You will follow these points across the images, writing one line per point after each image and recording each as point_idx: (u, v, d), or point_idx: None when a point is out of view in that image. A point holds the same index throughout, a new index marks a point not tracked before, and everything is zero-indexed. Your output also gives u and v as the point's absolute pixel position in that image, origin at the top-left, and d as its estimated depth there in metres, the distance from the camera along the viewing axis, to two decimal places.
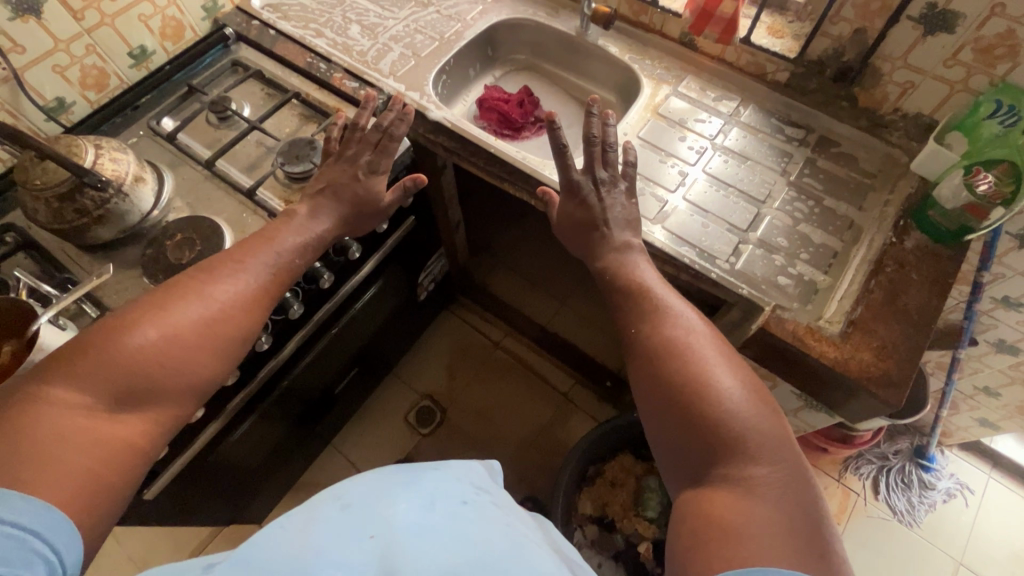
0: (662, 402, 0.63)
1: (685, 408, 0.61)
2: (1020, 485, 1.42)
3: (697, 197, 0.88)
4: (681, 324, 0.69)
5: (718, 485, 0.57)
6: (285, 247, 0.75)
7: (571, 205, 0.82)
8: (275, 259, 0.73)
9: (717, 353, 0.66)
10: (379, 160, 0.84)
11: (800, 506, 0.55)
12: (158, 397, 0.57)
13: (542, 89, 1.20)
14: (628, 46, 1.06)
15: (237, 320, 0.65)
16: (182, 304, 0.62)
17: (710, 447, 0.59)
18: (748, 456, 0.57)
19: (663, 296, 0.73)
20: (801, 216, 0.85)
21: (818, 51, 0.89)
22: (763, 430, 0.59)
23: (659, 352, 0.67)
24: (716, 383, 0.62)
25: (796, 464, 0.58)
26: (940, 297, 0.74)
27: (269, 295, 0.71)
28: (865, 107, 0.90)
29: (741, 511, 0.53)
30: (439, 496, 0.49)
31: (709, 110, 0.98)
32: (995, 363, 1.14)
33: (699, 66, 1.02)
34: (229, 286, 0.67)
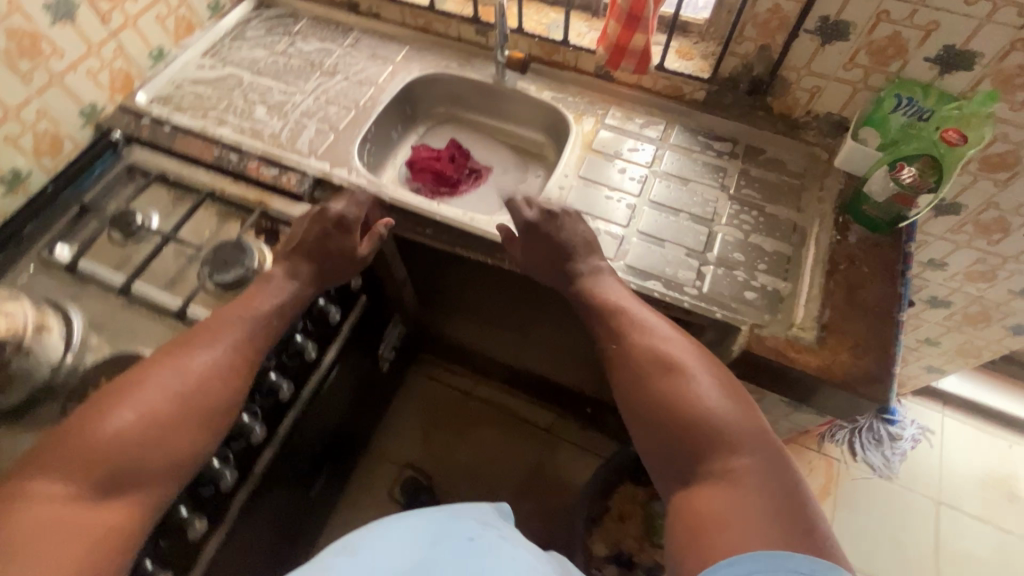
0: (644, 411, 0.63)
1: (666, 411, 0.62)
2: (970, 416, 1.54)
3: (649, 226, 0.89)
4: (649, 330, 0.70)
5: (707, 482, 0.56)
6: (252, 311, 0.72)
7: (527, 246, 0.81)
8: (247, 320, 0.71)
9: (688, 356, 0.66)
10: (326, 250, 0.79)
11: (784, 490, 0.55)
12: (138, 478, 0.57)
13: (469, 139, 1.15)
14: (547, 85, 1.06)
15: (216, 390, 0.64)
16: (159, 380, 0.62)
17: (693, 446, 0.59)
18: (729, 448, 0.57)
19: (629, 306, 0.73)
20: (750, 228, 0.88)
21: (729, 69, 0.93)
22: (739, 422, 0.59)
23: (633, 362, 0.67)
24: (691, 384, 0.62)
25: (779, 453, 0.58)
26: (892, 282, 0.79)
27: (249, 356, 0.69)
28: (780, 113, 0.95)
29: (729, 501, 0.54)
30: (444, 534, 0.51)
31: (640, 137, 0.99)
32: (932, 316, 1.23)
33: (620, 95, 1.03)
34: (207, 353, 0.66)
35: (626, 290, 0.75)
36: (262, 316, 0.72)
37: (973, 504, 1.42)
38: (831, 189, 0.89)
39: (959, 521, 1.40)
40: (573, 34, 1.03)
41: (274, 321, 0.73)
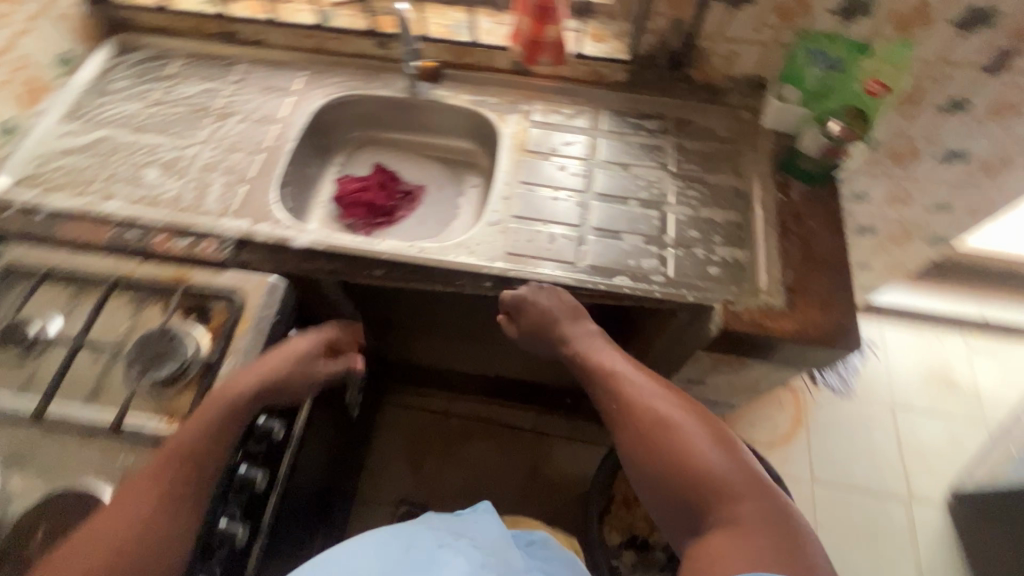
0: (644, 463, 0.63)
1: (665, 464, 0.61)
2: (904, 322, 1.68)
3: (602, 220, 0.87)
4: (640, 381, 0.70)
5: (714, 533, 0.55)
6: (190, 434, 0.63)
7: (520, 323, 0.80)
8: (185, 449, 0.62)
9: (681, 406, 0.66)
10: (285, 354, 0.72)
11: (787, 535, 0.54)
12: None
13: (392, 159, 1.07)
14: (465, 89, 1.00)
15: (151, 547, 0.57)
16: (93, 540, 0.56)
17: (697, 498, 0.58)
18: (732, 496, 0.57)
19: (614, 364, 0.72)
20: (699, 203, 0.88)
21: (646, 47, 0.92)
22: (737, 469, 0.59)
23: (626, 419, 0.66)
24: (687, 435, 0.62)
25: (778, 497, 0.57)
26: (839, 231, 0.82)
27: (191, 490, 0.61)
28: (700, 82, 0.96)
29: (735, 544, 0.53)
30: (420, 540, 0.64)
31: (571, 129, 0.96)
32: (862, 243, 1.31)
33: (542, 88, 1.00)
34: (144, 497, 0.59)
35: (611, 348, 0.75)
36: (196, 438, 0.63)
37: (921, 401, 1.57)
38: (765, 150, 0.91)
39: (913, 418, 1.54)
40: (481, 33, 0.98)
41: (215, 439, 0.63)
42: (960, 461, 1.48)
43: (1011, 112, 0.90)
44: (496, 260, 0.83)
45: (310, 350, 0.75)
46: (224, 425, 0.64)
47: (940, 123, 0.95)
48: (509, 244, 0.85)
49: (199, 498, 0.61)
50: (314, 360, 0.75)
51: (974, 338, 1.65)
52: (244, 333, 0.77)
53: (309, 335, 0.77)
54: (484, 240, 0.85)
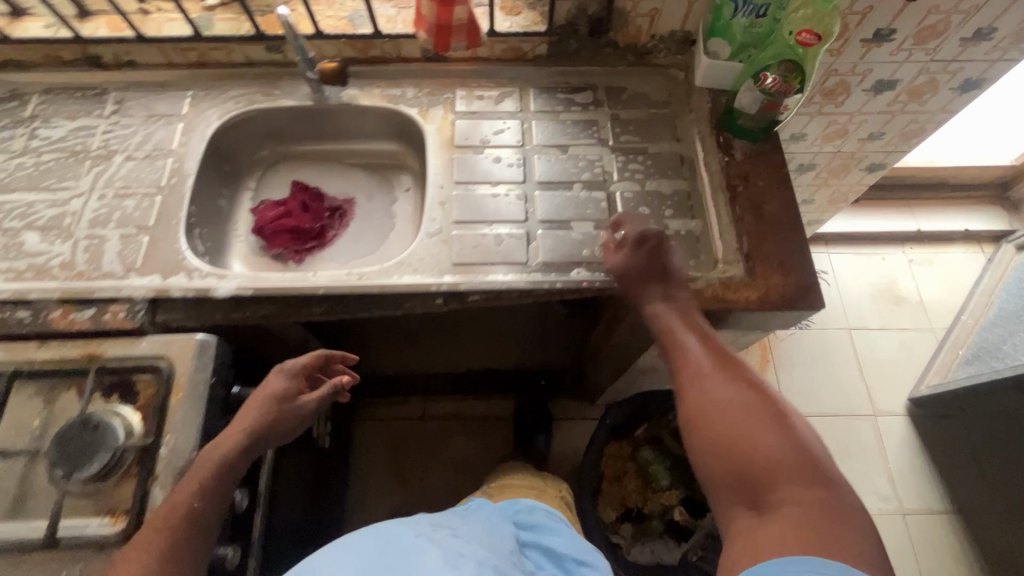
0: (702, 431, 0.61)
1: (724, 442, 0.58)
2: (848, 246, 1.73)
3: (548, 211, 0.82)
4: (712, 347, 0.66)
5: (763, 516, 0.53)
6: (184, 494, 0.61)
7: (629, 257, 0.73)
8: (181, 510, 0.60)
9: (752, 388, 0.61)
10: (268, 401, 0.70)
11: (845, 529, 0.50)
12: None
13: (313, 173, 0.98)
14: (377, 87, 0.91)
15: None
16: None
17: (751, 481, 0.56)
18: (786, 479, 0.54)
19: (681, 333, 0.67)
20: (643, 176, 0.85)
21: (563, 15, 0.85)
22: (799, 455, 0.55)
23: (689, 392, 0.63)
24: (751, 418, 0.58)
25: (839, 491, 0.53)
26: (788, 185, 0.79)
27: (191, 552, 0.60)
28: (626, 45, 0.90)
29: (782, 532, 0.51)
30: (397, 536, 0.64)
31: (500, 115, 0.90)
32: (804, 181, 1.31)
33: (461, 74, 0.92)
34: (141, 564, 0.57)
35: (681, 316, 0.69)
36: (191, 497, 0.61)
37: (873, 319, 1.64)
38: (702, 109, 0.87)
39: (870, 337, 1.61)
40: (381, 21, 0.88)
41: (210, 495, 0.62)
42: (916, 370, 1.56)
43: (931, 36, 0.90)
44: (443, 274, 0.77)
45: (288, 388, 0.72)
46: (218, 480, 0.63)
47: (866, 56, 0.94)
48: (453, 254, 0.79)
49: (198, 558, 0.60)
50: (295, 395, 0.73)
51: (914, 250, 1.73)
52: (178, 405, 0.69)
53: (284, 370, 0.74)
54: (427, 254, 0.79)
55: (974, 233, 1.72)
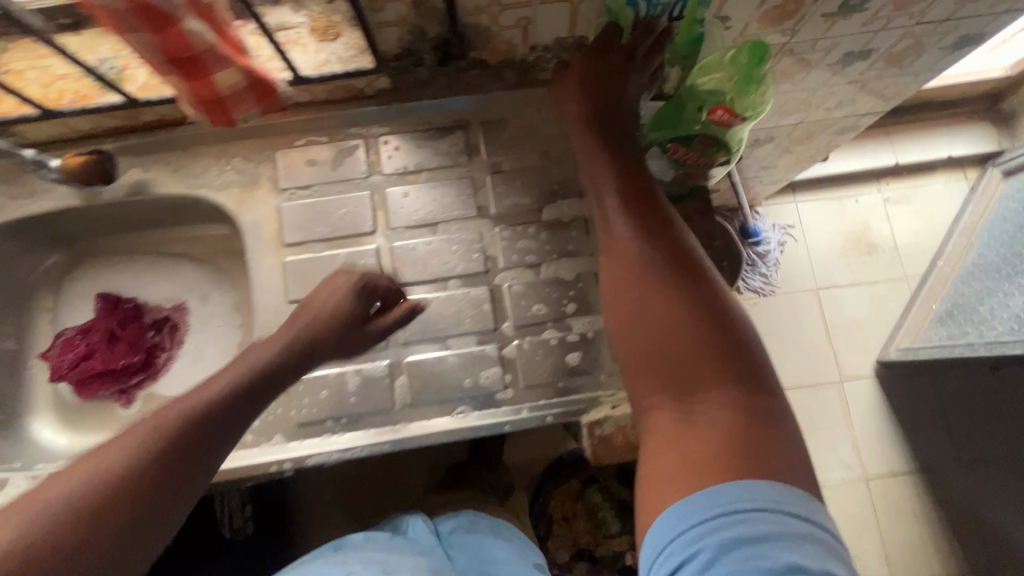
0: (624, 304, 0.46)
1: (644, 328, 0.44)
2: (818, 189, 1.52)
3: (417, 328, 0.63)
4: (652, 200, 0.50)
5: (676, 418, 0.41)
6: (122, 474, 0.41)
7: (597, 61, 0.55)
8: (110, 509, 0.39)
9: (688, 264, 0.46)
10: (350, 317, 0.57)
11: (771, 440, 0.39)
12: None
13: (122, 273, 0.74)
14: (169, 167, 0.66)
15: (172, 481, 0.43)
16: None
17: (671, 375, 0.43)
18: (711, 378, 0.42)
19: (611, 195, 0.51)
20: (537, 258, 0.65)
21: (395, 43, 0.58)
22: (734, 345, 0.43)
23: (611, 265, 0.48)
24: (682, 300, 0.44)
25: (770, 401, 0.42)
26: (724, 276, 0.61)
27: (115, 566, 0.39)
28: (500, 62, 0.64)
29: (699, 444, 0.39)
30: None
31: (341, 188, 0.66)
32: (762, 152, 1.09)
33: (282, 129, 0.67)
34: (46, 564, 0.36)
35: (615, 170, 0.52)
36: (221, 397, 0.48)
37: (843, 274, 1.49)
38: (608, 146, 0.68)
39: (838, 295, 1.47)
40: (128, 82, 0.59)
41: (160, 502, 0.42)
42: (887, 327, 1.45)
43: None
44: (287, 444, 0.60)
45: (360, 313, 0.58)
46: (183, 458, 0.44)
47: (829, 31, 0.69)
48: (297, 412, 0.60)
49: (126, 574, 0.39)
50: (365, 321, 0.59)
51: (890, 186, 1.53)
52: None
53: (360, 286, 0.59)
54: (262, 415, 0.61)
55: (957, 158, 1.51)
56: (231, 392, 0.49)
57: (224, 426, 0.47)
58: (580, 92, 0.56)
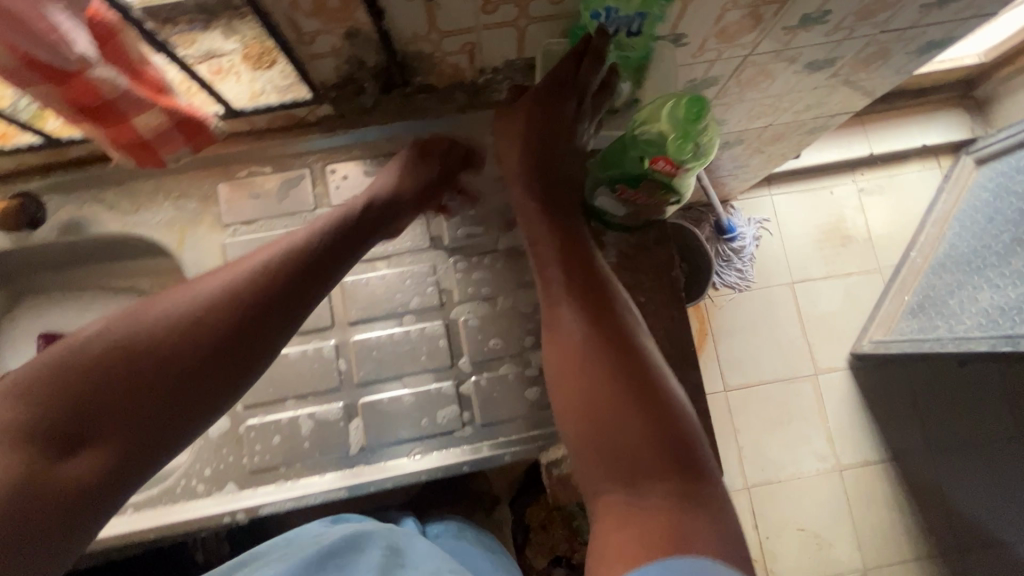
0: (568, 384, 0.47)
1: (589, 413, 0.45)
2: (794, 180, 1.48)
3: (371, 368, 0.61)
4: (594, 276, 0.51)
5: (623, 505, 0.41)
6: (187, 316, 0.45)
7: (534, 104, 0.54)
8: (176, 339, 0.44)
9: (626, 346, 0.47)
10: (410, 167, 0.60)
11: (708, 525, 0.40)
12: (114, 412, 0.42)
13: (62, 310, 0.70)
14: (103, 203, 0.63)
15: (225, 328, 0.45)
16: (47, 410, 0.40)
17: (613, 459, 0.43)
18: (651, 459, 0.42)
19: (555, 273, 0.52)
20: (493, 290, 0.63)
21: (332, 72, 0.55)
22: (672, 425, 0.44)
23: (555, 349, 0.49)
24: (621, 384, 0.45)
25: (708, 483, 0.42)
26: (679, 307, 0.61)
27: (182, 401, 0.44)
28: (448, 86, 0.62)
29: (638, 529, 0.40)
30: None
31: (288, 221, 0.63)
32: (732, 153, 1.06)
33: (221, 158, 0.63)
34: (123, 383, 0.42)
35: (556, 243, 0.53)
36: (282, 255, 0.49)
37: (818, 266, 1.44)
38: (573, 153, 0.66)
39: (812, 289, 1.43)
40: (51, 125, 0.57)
41: (223, 352, 0.45)
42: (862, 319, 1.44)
43: (880, 9, 0.63)
44: (241, 492, 0.58)
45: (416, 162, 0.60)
46: (253, 301, 0.47)
47: (791, 43, 0.66)
48: (249, 459, 0.59)
49: (195, 408, 0.44)
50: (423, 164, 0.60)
51: (866, 173, 1.49)
52: None
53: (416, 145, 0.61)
54: (213, 463, 0.59)
55: (931, 148, 1.48)
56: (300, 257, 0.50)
57: (291, 290, 0.48)
58: (521, 147, 0.56)
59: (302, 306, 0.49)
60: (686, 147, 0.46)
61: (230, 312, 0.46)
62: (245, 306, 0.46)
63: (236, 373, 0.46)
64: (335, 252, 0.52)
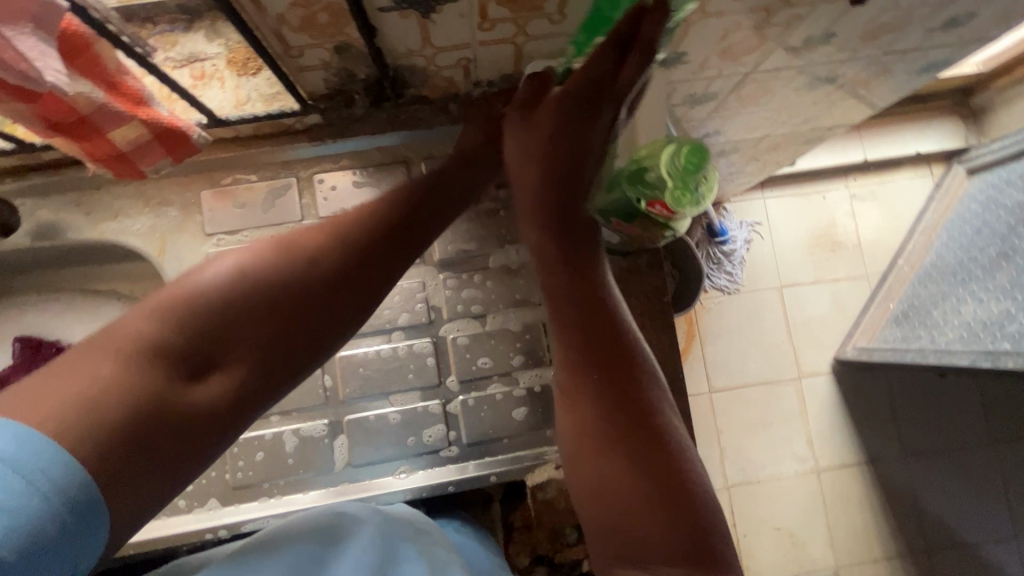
0: (579, 440, 0.42)
1: (599, 477, 0.40)
2: (788, 184, 1.46)
3: (356, 385, 0.60)
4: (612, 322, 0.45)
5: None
6: (307, 269, 0.42)
7: (565, 104, 0.46)
8: (292, 292, 0.41)
9: (645, 417, 0.41)
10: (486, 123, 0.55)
11: None
12: (224, 357, 0.38)
13: (36, 313, 0.68)
14: (79, 209, 0.61)
15: (337, 287, 0.42)
16: (180, 328, 0.37)
17: (621, 538, 0.38)
18: (661, 544, 0.37)
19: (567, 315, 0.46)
20: (483, 309, 0.62)
21: (321, 83, 0.53)
22: (690, 506, 0.38)
23: (566, 406, 0.44)
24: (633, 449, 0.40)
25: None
26: (668, 332, 0.61)
27: (288, 357, 0.41)
28: (442, 96, 0.60)
29: None
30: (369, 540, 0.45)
31: (274, 233, 0.61)
32: (728, 159, 1.04)
33: (203, 165, 0.61)
34: (256, 305, 0.40)
35: (569, 283, 0.47)
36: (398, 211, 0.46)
37: (807, 271, 1.44)
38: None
39: (801, 293, 1.42)
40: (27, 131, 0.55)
41: (335, 302, 0.42)
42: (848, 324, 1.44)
43: (885, 33, 0.61)
44: (223, 509, 0.59)
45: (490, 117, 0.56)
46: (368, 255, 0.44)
47: (794, 62, 0.65)
48: (232, 475, 0.59)
49: (320, 342, 0.42)
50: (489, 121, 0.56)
51: (859, 178, 1.48)
52: None
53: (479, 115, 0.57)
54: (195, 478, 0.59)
55: (923, 155, 1.47)
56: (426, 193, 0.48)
57: (416, 225, 0.47)
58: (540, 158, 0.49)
59: (425, 242, 0.48)
60: (685, 201, 0.47)
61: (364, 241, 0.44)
62: (372, 241, 0.44)
63: (337, 325, 0.43)
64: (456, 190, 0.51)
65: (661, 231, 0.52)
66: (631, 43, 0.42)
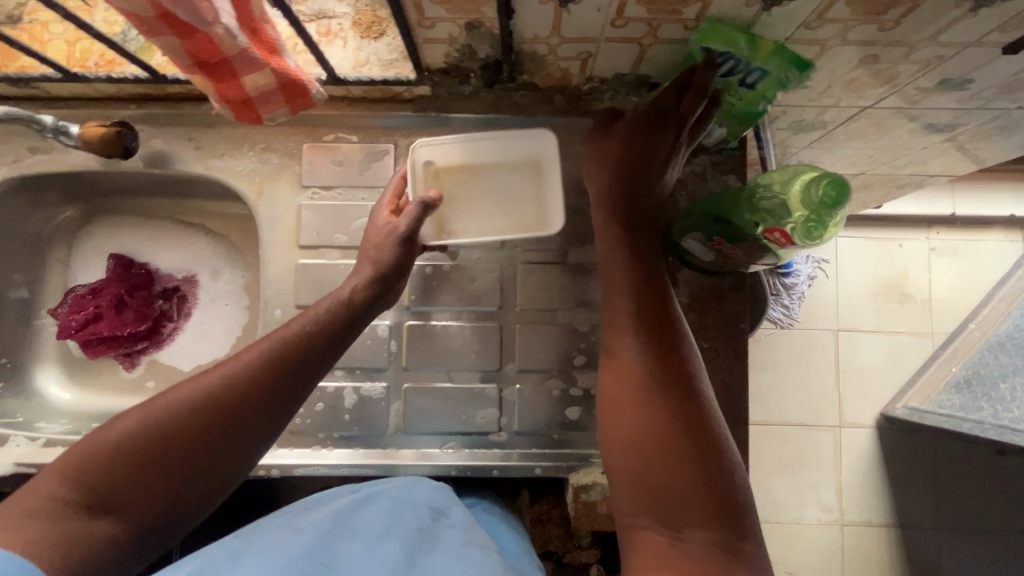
0: (624, 411, 0.45)
1: (640, 442, 0.44)
2: (865, 224, 1.39)
3: (420, 356, 0.62)
4: (662, 308, 0.49)
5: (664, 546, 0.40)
6: (216, 393, 0.44)
7: (633, 132, 0.53)
8: (206, 415, 0.44)
9: (687, 389, 0.45)
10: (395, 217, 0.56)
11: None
12: (139, 491, 0.41)
13: (131, 232, 0.72)
14: (190, 144, 0.64)
15: (247, 407, 0.45)
16: (82, 485, 0.39)
17: (658, 501, 0.42)
18: (694, 506, 0.41)
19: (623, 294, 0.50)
20: (555, 305, 0.62)
21: (441, 56, 0.54)
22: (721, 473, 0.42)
23: (612, 374, 0.47)
24: (675, 418, 0.44)
25: (747, 541, 0.41)
26: (738, 362, 0.60)
27: (204, 472, 0.43)
28: (551, 87, 0.60)
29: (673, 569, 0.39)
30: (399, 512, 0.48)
31: (366, 196, 0.63)
32: None
33: (309, 119, 0.63)
34: (158, 447, 0.42)
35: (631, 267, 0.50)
36: (288, 348, 0.48)
37: (869, 319, 1.37)
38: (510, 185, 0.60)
39: (858, 340, 1.36)
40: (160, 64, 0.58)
41: (236, 427, 0.45)
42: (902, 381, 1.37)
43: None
44: (278, 450, 0.61)
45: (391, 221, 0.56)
46: (264, 386, 0.46)
47: (918, 103, 0.62)
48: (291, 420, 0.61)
49: (235, 453, 0.44)
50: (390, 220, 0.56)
51: (943, 231, 1.39)
52: None
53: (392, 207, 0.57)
54: None
55: (1017, 217, 1.38)
56: (330, 313, 0.51)
57: (308, 361, 0.49)
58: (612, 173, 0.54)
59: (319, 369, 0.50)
60: (815, 235, 0.44)
61: (273, 365, 0.47)
62: (261, 378, 0.46)
63: (241, 447, 0.45)
64: (361, 308, 0.53)
65: (770, 256, 0.51)
66: (691, 85, 0.50)
